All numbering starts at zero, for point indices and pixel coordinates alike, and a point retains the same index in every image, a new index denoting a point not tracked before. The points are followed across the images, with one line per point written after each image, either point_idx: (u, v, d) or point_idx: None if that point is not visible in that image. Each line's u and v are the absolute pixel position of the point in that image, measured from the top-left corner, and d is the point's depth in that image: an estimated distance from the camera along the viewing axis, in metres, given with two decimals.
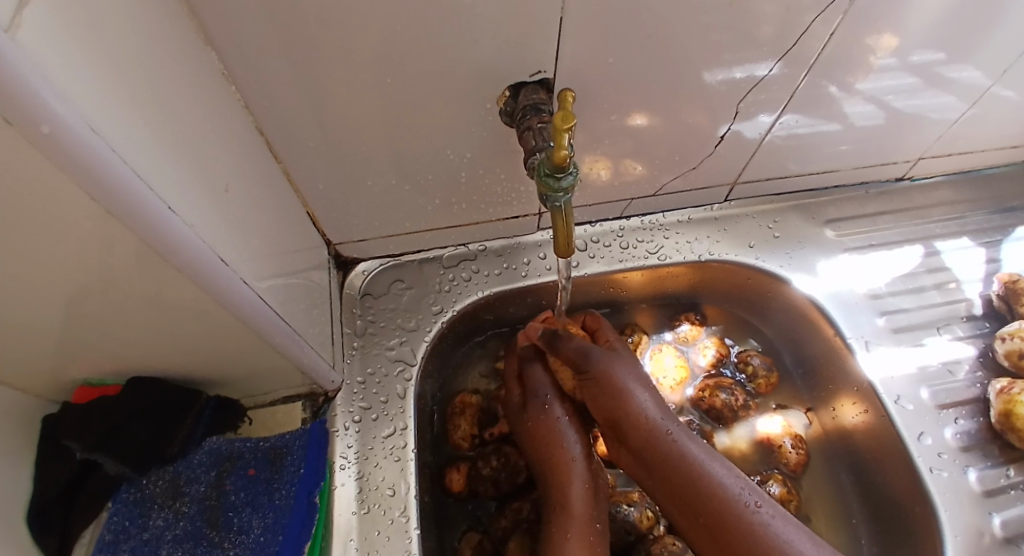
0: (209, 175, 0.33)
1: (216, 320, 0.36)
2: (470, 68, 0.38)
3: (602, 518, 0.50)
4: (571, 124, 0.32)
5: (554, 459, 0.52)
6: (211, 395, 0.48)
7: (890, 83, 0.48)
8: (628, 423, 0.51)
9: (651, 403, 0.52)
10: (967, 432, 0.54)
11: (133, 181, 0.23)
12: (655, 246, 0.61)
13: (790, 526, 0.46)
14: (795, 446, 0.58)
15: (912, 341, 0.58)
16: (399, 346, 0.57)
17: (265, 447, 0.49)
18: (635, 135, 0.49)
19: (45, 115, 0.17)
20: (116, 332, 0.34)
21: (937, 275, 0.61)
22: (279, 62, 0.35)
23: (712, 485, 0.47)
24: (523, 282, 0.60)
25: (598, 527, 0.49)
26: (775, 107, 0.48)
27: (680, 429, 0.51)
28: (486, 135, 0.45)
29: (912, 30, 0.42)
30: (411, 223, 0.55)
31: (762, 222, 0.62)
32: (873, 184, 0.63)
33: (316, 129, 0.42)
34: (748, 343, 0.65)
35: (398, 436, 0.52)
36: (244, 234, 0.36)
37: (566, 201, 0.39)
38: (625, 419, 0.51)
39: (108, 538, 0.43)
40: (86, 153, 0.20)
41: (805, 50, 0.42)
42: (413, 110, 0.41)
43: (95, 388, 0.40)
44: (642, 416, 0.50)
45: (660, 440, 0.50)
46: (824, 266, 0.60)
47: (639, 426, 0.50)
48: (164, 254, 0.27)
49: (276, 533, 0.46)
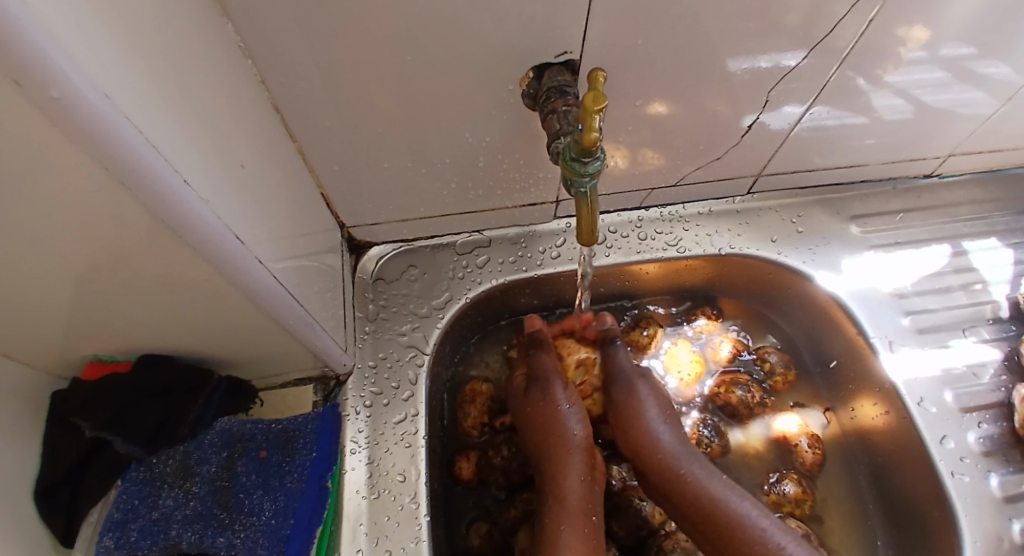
0: (224, 148, 0.31)
1: (228, 300, 0.35)
2: (494, 47, 0.37)
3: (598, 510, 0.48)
4: (601, 105, 0.30)
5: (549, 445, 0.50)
6: (223, 376, 0.47)
7: (921, 77, 0.46)
8: (644, 461, 0.50)
9: (668, 431, 0.51)
10: (990, 436, 0.52)
11: (147, 153, 0.22)
12: (674, 238, 0.60)
13: None
14: (812, 445, 0.57)
15: (937, 343, 0.56)
16: (411, 332, 0.56)
17: (277, 430, 0.48)
18: (656, 123, 0.47)
19: (55, 79, 0.16)
20: (128, 310, 0.34)
21: (964, 275, 0.59)
22: (294, 37, 0.34)
23: (735, 527, 0.45)
24: (537, 272, 0.59)
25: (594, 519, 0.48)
26: (804, 98, 0.46)
27: (689, 458, 0.49)
28: (507, 118, 0.44)
29: (947, 23, 0.40)
30: (426, 207, 0.54)
31: (785, 216, 0.61)
32: (900, 180, 0.61)
33: (331, 107, 0.41)
34: (766, 339, 0.64)
35: (409, 422, 0.52)
36: (259, 213, 0.35)
37: (591, 187, 0.37)
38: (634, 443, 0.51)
39: (117, 517, 0.42)
40: (95, 121, 0.19)
41: (836, 41, 0.41)
42: (432, 91, 0.40)
43: (104, 365, 0.40)
44: (653, 445, 0.50)
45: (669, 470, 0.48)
46: (848, 264, 0.59)
47: (652, 453, 0.49)
48: (178, 230, 0.26)
49: (287, 516, 0.45)
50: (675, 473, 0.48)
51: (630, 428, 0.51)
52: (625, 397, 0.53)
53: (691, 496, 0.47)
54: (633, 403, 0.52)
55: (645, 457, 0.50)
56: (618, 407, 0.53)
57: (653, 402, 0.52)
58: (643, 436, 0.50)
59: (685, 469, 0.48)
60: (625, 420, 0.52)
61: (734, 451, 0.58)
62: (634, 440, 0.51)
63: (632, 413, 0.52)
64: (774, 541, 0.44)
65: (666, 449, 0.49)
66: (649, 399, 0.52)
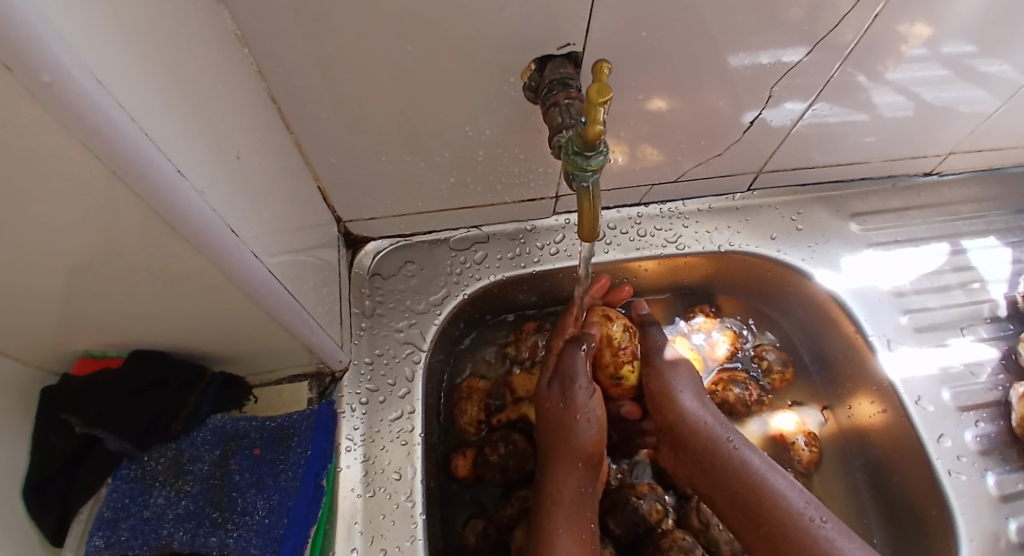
0: (218, 139, 0.31)
1: (223, 294, 0.34)
2: (496, 38, 0.36)
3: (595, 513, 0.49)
4: (606, 98, 0.30)
5: (558, 445, 0.50)
6: (217, 372, 0.46)
7: (922, 74, 0.46)
8: (683, 431, 0.51)
9: (707, 413, 0.52)
10: (987, 435, 0.53)
11: (142, 142, 0.21)
12: (674, 235, 0.59)
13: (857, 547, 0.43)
14: (809, 443, 0.57)
15: (935, 341, 0.56)
16: (409, 328, 0.56)
17: (272, 427, 0.48)
18: (657, 119, 0.47)
19: (46, 62, 0.16)
20: (120, 305, 0.33)
21: (963, 274, 0.59)
22: (293, 26, 0.33)
23: (770, 499, 0.46)
24: (536, 268, 0.58)
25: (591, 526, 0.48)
26: (806, 94, 0.46)
27: (740, 440, 0.50)
28: (507, 112, 0.43)
29: (950, 20, 0.40)
30: (424, 202, 0.53)
31: (785, 214, 0.61)
32: (900, 178, 0.61)
33: (329, 98, 0.40)
34: (764, 336, 0.64)
35: (406, 419, 0.51)
36: (254, 206, 0.35)
37: (593, 181, 0.37)
38: (680, 423, 0.51)
39: (107, 515, 0.41)
40: (88, 107, 0.18)
41: (839, 37, 0.40)
42: (431, 83, 0.39)
43: (95, 361, 0.39)
44: (699, 424, 0.51)
45: (717, 449, 0.49)
46: (847, 261, 0.59)
47: (697, 432, 0.51)
48: (171, 221, 0.26)
49: (281, 515, 0.44)
50: (713, 443, 0.50)
51: (673, 410, 0.52)
52: (660, 383, 0.54)
53: (729, 469, 0.48)
54: (671, 378, 0.54)
55: (687, 436, 0.51)
56: (656, 386, 0.54)
57: (694, 391, 0.54)
58: (681, 409, 0.52)
59: (730, 440, 0.50)
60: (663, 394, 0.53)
61: None
62: (671, 413, 0.52)
63: (672, 397, 0.53)
64: (809, 515, 0.45)
65: (707, 424, 0.51)
66: (688, 374, 0.54)
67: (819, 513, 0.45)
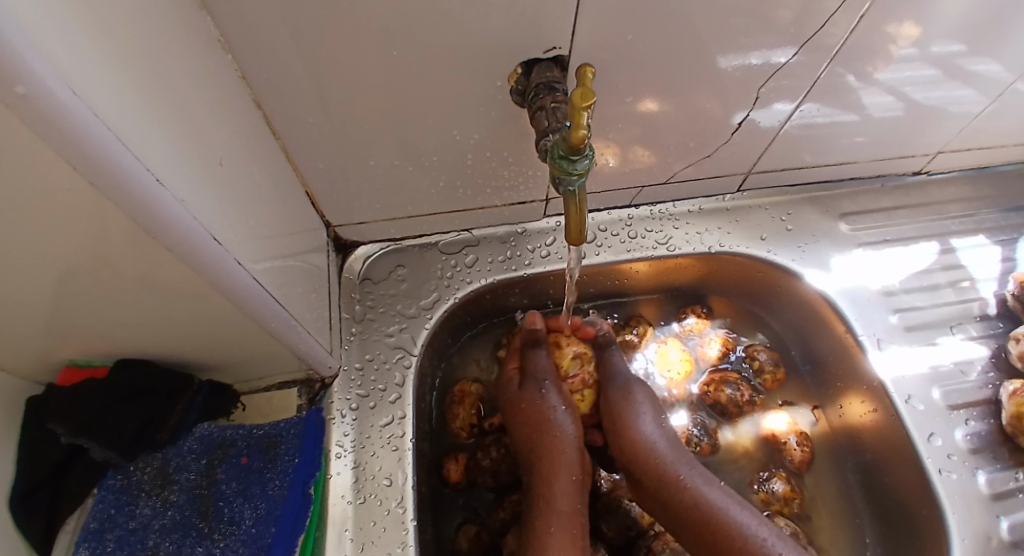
0: (201, 146, 0.30)
1: (209, 302, 0.34)
2: (482, 42, 0.36)
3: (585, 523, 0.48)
4: (589, 102, 0.30)
5: (540, 455, 0.50)
6: (204, 379, 0.46)
7: (910, 74, 0.46)
8: (640, 467, 0.50)
9: (664, 442, 0.51)
10: (978, 434, 0.53)
11: (120, 152, 0.21)
12: (664, 236, 0.59)
13: None
14: (801, 443, 0.57)
15: (925, 340, 0.56)
16: (399, 332, 0.55)
17: (259, 435, 0.47)
18: (646, 121, 0.47)
19: (21, 75, 0.16)
20: (104, 314, 0.33)
21: (952, 273, 0.60)
22: (277, 32, 0.33)
23: (735, 538, 0.45)
24: (527, 271, 0.58)
25: (581, 532, 0.48)
26: (794, 95, 0.46)
27: (695, 473, 0.49)
28: (495, 115, 0.43)
29: (936, 20, 0.40)
30: (414, 206, 0.53)
31: (775, 214, 0.61)
32: (889, 178, 0.61)
33: (315, 104, 0.40)
34: (756, 337, 0.64)
35: (396, 425, 0.51)
36: (239, 213, 0.34)
37: (581, 184, 0.37)
38: (636, 457, 0.50)
39: (94, 526, 0.41)
40: (65, 118, 0.18)
41: (826, 38, 0.40)
42: (418, 88, 0.39)
43: (81, 370, 0.39)
44: (652, 458, 0.49)
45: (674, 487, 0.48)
46: (837, 261, 0.59)
47: (654, 466, 0.49)
48: (151, 230, 0.25)
49: (269, 524, 0.44)
50: (671, 476, 0.48)
51: (630, 445, 0.50)
52: (618, 412, 0.52)
53: (687, 504, 0.47)
54: (630, 403, 0.53)
55: (647, 469, 0.49)
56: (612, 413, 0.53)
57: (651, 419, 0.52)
58: (638, 440, 0.50)
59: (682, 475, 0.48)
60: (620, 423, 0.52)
61: (723, 450, 0.58)
62: (629, 445, 0.51)
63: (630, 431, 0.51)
64: (774, 551, 0.44)
65: (665, 456, 0.50)
66: (646, 397, 0.53)
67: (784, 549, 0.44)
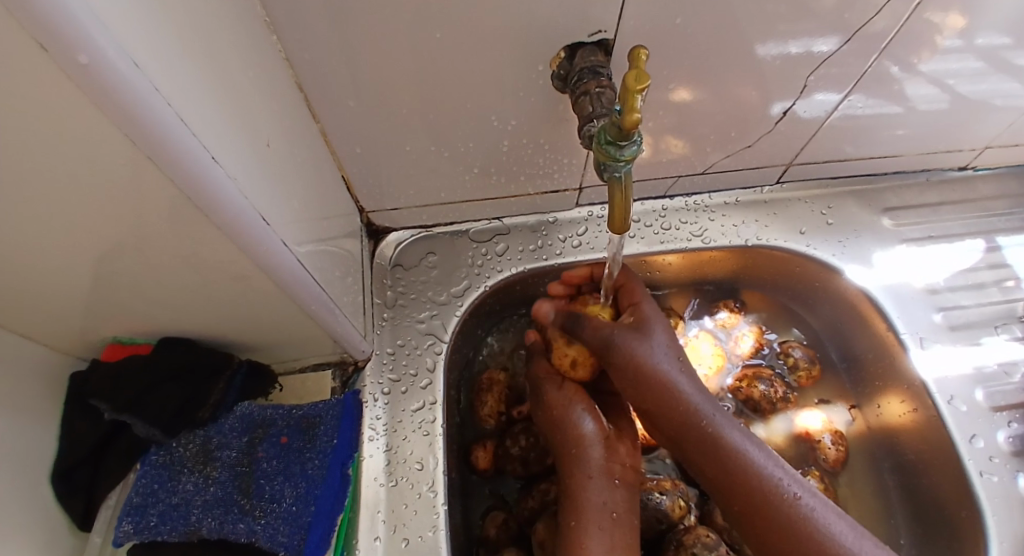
0: (249, 126, 0.30)
1: (252, 283, 0.34)
2: (528, 25, 0.35)
3: (621, 509, 0.46)
4: (643, 84, 0.29)
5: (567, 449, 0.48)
6: (243, 359, 0.46)
7: (954, 67, 0.44)
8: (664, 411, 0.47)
9: (687, 380, 0.48)
10: (1021, 437, 0.51)
11: (178, 128, 0.21)
12: (699, 228, 0.58)
13: (863, 540, 0.43)
14: (835, 442, 0.56)
15: (969, 340, 0.55)
16: (430, 319, 0.55)
17: (298, 415, 0.47)
18: (680, 110, 0.46)
19: (83, 45, 0.15)
20: (152, 292, 0.33)
21: (998, 271, 0.58)
22: (322, 13, 0.33)
23: (751, 481, 0.44)
24: (558, 260, 0.57)
25: (615, 516, 0.46)
26: (841, 84, 0.45)
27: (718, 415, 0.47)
28: (536, 101, 0.42)
29: (983, 9, 0.38)
30: (447, 193, 0.53)
31: (814, 207, 0.59)
32: (934, 172, 0.59)
33: (357, 87, 0.39)
34: (791, 333, 0.63)
35: (427, 410, 0.51)
36: (283, 194, 0.34)
37: (626, 171, 0.36)
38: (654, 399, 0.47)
39: (137, 501, 0.42)
40: (126, 92, 0.18)
41: (874, 29, 0.39)
42: (460, 72, 0.39)
43: (125, 347, 0.39)
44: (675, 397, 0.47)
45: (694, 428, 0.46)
46: (879, 257, 0.57)
47: (677, 406, 0.47)
48: (206, 210, 0.26)
49: (309, 503, 0.44)
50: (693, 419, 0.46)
51: (647, 393, 0.47)
52: (631, 373, 0.47)
53: (707, 447, 0.46)
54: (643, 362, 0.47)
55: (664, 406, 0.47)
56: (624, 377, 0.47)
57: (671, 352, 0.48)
58: (662, 387, 0.47)
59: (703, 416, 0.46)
60: (651, 375, 0.46)
61: None
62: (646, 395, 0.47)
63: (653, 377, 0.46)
64: (790, 490, 0.44)
65: (688, 395, 0.47)
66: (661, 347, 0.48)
67: (800, 489, 0.44)
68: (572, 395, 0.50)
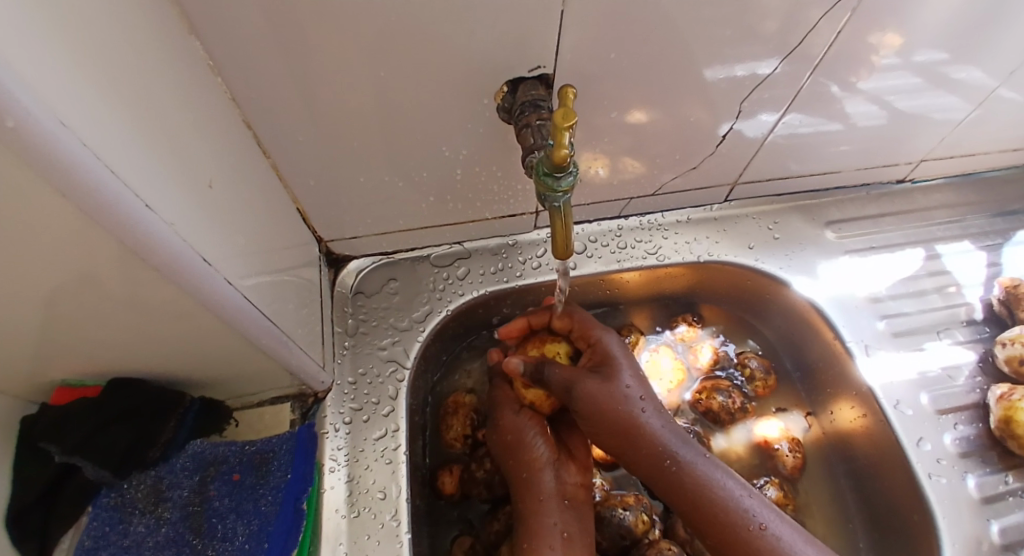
0: (190, 168, 0.31)
1: (197, 321, 0.34)
2: (467, 61, 0.37)
3: (571, 529, 0.47)
4: (571, 122, 0.31)
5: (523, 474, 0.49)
6: (196, 396, 0.46)
7: (894, 83, 0.47)
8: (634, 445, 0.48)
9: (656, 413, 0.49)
10: (967, 438, 0.53)
11: (108, 178, 0.22)
12: (654, 246, 0.60)
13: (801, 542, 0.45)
14: (794, 450, 0.57)
15: (913, 346, 0.57)
16: (392, 346, 0.56)
17: (251, 452, 0.48)
18: (635, 131, 0.47)
19: (10, 110, 0.16)
20: (94, 334, 0.33)
21: (938, 278, 0.60)
22: (267, 55, 0.34)
23: (719, 511, 0.46)
24: (518, 282, 0.59)
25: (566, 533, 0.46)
26: (778, 106, 0.47)
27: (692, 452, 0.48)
28: (483, 131, 0.44)
29: (915, 29, 0.41)
30: (405, 220, 0.54)
31: (762, 223, 0.62)
32: (874, 186, 0.62)
33: (307, 124, 0.41)
34: (747, 344, 0.64)
35: (389, 438, 0.51)
36: (229, 232, 0.35)
37: (565, 201, 0.37)
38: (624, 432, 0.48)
39: (88, 544, 0.42)
40: (52, 148, 0.19)
41: (810, 48, 0.41)
42: (406, 105, 0.40)
43: (74, 390, 0.39)
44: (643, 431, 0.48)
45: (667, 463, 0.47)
46: (825, 269, 0.60)
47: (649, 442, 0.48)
48: (142, 253, 0.26)
49: (261, 540, 0.45)
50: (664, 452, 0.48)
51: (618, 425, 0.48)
52: (591, 405, 0.48)
53: (678, 480, 0.47)
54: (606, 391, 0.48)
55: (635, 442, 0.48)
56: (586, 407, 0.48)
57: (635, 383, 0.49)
58: (632, 422, 0.48)
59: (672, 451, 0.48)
60: (618, 410, 0.47)
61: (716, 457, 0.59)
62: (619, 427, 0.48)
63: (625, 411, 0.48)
64: (755, 520, 0.46)
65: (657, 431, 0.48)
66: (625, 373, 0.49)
67: (766, 516, 0.46)
68: (532, 421, 0.51)
